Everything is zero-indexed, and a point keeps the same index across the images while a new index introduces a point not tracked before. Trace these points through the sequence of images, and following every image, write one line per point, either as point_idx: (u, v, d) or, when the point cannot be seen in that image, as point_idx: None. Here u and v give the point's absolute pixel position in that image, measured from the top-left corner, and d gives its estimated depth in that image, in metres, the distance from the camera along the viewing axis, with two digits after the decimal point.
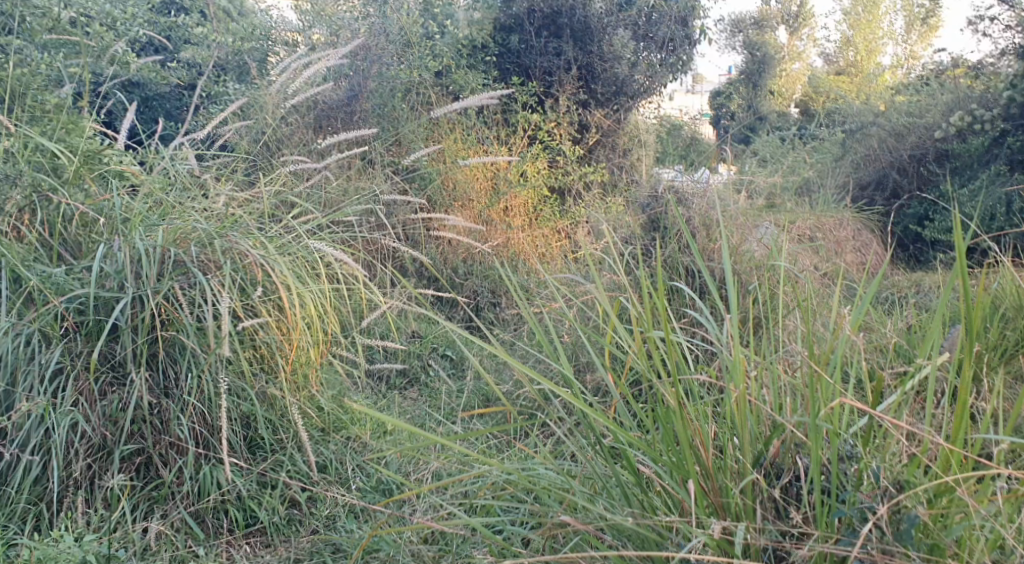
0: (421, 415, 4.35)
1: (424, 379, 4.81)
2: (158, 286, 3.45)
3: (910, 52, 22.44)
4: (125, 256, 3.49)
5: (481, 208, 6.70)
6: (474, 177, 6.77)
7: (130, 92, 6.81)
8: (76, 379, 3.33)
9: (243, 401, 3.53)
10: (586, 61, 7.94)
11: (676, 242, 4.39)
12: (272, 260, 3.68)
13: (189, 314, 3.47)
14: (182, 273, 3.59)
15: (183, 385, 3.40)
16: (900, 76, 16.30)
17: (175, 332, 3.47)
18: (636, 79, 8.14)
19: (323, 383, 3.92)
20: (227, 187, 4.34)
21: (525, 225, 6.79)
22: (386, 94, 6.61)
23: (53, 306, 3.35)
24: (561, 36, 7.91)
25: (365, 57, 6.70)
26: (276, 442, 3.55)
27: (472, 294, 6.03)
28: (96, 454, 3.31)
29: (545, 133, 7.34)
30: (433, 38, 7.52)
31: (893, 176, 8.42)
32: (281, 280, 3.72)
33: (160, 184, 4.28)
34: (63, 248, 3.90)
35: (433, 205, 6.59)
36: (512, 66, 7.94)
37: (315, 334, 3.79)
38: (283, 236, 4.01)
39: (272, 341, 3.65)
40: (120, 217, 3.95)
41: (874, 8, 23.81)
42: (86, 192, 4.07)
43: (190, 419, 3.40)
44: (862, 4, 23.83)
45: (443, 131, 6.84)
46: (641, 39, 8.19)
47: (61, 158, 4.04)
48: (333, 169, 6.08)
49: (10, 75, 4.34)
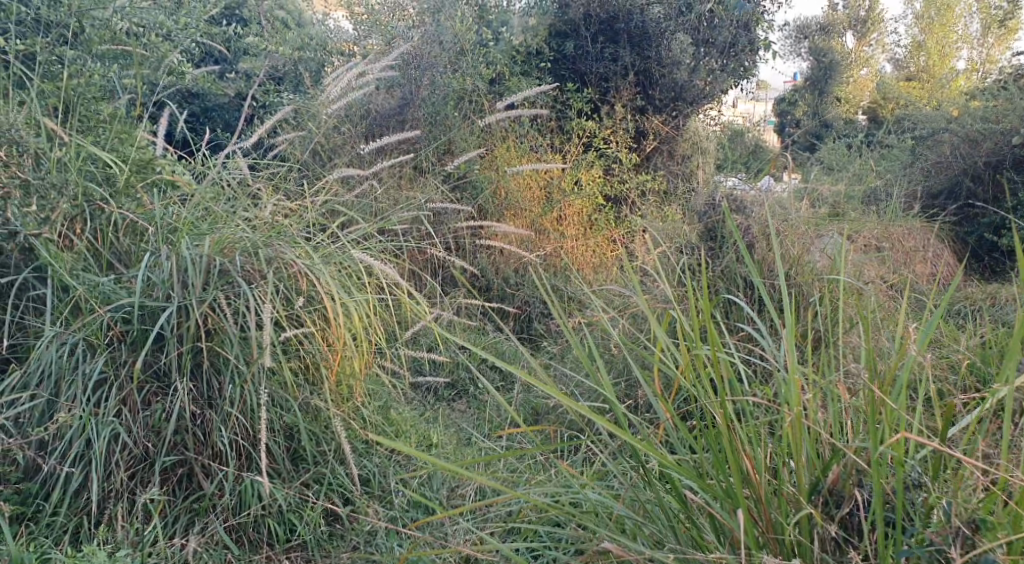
0: (467, 429, 4.28)
1: (472, 391, 4.75)
2: (203, 295, 3.42)
3: (983, 57, 21.80)
4: (171, 266, 3.47)
5: (534, 217, 6.60)
6: (527, 187, 6.65)
7: (190, 102, 6.88)
8: (120, 389, 3.32)
9: (286, 413, 3.47)
10: (644, 66, 7.80)
11: (734, 251, 4.24)
12: (317, 269, 3.65)
13: (233, 324, 3.43)
14: (227, 283, 3.55)
15: (227, 396, 3.36)
16: (973, 82, 15.84)
17: (220, 342, 3.44)
18: (695, 85, 7.97)
19: (368, 394, 3.87)
20: (276, 196, 4.32)
21: (578, 234, 6.67)
22: (438, 102, 6.56)
23: (99, 316, 3.35)
24: (618, 42, 7.79)
25: (417, 65, 6.61)
26: (319, 454, 3.49)
27: (524, 304, 5.95)
28: (138, 465, 3.29)
29: (600, 141, 7.22)
30: (488, 46, 7.47)
31: (966, 184, 8.11)
32: (325, 290, 3.67)
33: (210, 193, 4.28)
34: (112, 257, 3.92)
35: (486, 215, 6.55)
36: (567, 72, 7.84)
37: (360, 345, 3.73)
38: (329, 245, 3.97)
39: (315, 352, 3.60)
40: (169, 226, 3.96)
41: (947, 12, 23.15)
42: (136, 201, 4.08)
43: (233, 431, 3.35)
44: (934, 8, 23.30)
45: (497, 139, 6.77)
46: (700, 42, 8.01)
47: (112, 167, 4.06)
48: (385, 177, 6.06)
49: (65, 84, 4.39)
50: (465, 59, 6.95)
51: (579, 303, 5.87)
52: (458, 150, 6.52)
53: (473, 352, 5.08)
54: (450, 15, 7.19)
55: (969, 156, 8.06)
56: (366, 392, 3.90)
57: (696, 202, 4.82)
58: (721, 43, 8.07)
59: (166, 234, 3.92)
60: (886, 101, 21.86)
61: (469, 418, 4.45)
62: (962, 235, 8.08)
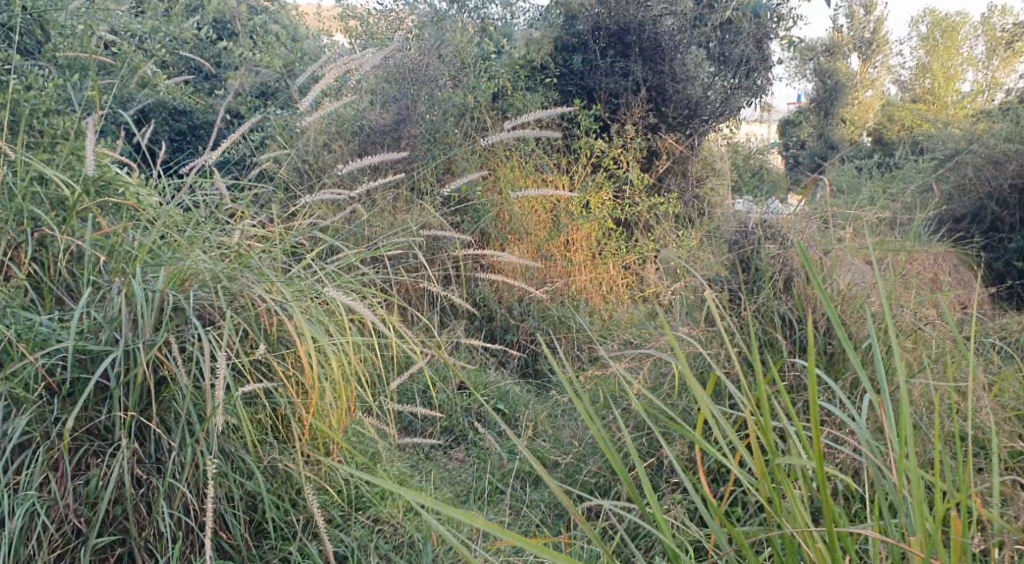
0: (467, 484, 3.89)
1: (472, 437, 4.34)
2: (153, 337, 2.96)
3: (989, 80, 21.29)
4: (119, 304, 2.99)
5: (541, 244, 6.13)
6: (532, 210, 6.20)
7: (177, 121, 6.43)
8: (49, 452, 2.83)
9: (247, 479, 2.96)
10: (657, 82, 7.30)
11: (768, 286, 3.73)
12: (289, 307, 3.14)
13: (185, 372, 2.94)
14: (183, 324, 3.07)
15: (177, 459, 2.87)
16: (982, 103, 15.33)
17: (171, 394, 2.95)
18: (711, 101, 7.54)
19: (352, 449, 3.41)
20: (249, 221, 3.85)
21: (587, 262, 6.20)
22: (438, 120, 6.08)
23: (27, 365, 2.86)
24: (630, 55, 7.28)
25: (414, 79, 6.08)
26: (287, 527, 3.00)
27: (529, 337, 5.56)
28: (66, 544, 2.79)
29: (611, 161, 6.76)
30: (491, 59, 7.02)
31: (991, 208, 7.56)
32: (299, 331, 3.18)
33: (176, 218, 3.80)
34: (60, 291, 3.44)
35: (488, 240, 6.09)
36: (575, 88, 7.33)
37: (339, 395, 3.24)
38: (305, 277, 3.46)
39: (285, 405, 3.10)
40: (126, 256, 3.49)
41: (953, 33, 22.68)
42: (88, 226, 3.61)
43: (180, 502, 2.85)
44: (939, 30, 22.96)
45: (500, 158, 6.28)
46: (713, 59, 7.59)
47: (61, 188, 3.58)
48: (374, 200, 5.46)
49: (15, 95, 3.91)
50: (466, 73, 6.48)
51: (589, 339, 5.40)
52: (459, 170, 6.10)
53: (473, 393, 4.67)
54: (449, 28, 6.74)
55: (994, 180, 7.53)
56: (348, 445, 3.40)
57: (721, 228, 4.30)
58: (738, 59, 7.60)
59: (124, 265, 3.44)
60: (893, 123, 21.44)
61: (470, 471, 4.03)
62: (989, 263, 7.52)
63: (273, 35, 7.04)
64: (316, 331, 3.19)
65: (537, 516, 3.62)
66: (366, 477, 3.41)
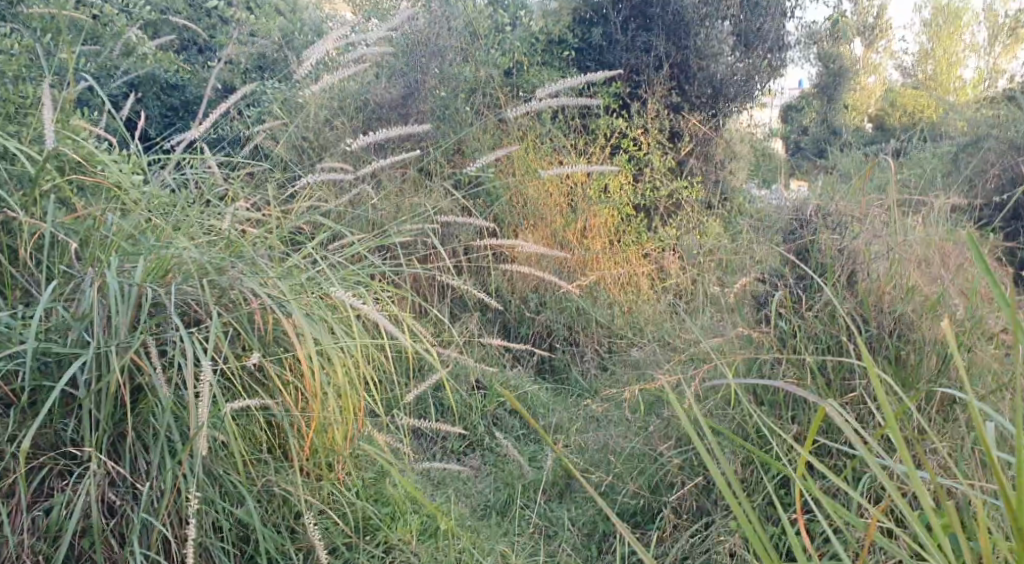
0: (486, 497, 3.53)
1: (489, 444, 4.01)
2: (128, 340, 2.56)
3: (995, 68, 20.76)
4: (90, 300, 2.60)
5: (558, 230, 5.71)
6: (548, 192, 5.76)
7: (170, 97, 6.03)
8: (7, 474, 2.44)
9: (238, 507, 2.55)
10: (680, 58, 6.84)
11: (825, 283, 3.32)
12: (286, 304, 2.73)
13: (164, 381, 2.53)
14: (163, 323, 2.66)
15: (154, 485, 2.46)
16: (988, 89, 14.85)
17: (148, 407, 2.55)
18: (737, 79, 7.04)
19: (358, 464, 3.01)
20: (243, 205, 3.44)
21: (606, 250, 5.85)
22: (448, 96, 5.63)
23: None
24: (651, 29, 6.83)
25: (424, 52, 5.66)
26: (283, 559, 2.60)
27: (545, 330, 5.24)
28: None
29: (631, 141, 6.35)
30: (504, 32, 6.59)
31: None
32: (298, 332, 2.77)
33: (164, 200, 3.40)
34: (27, 282, 3.03)
35: (501, 225, 5.68)
36: (592, 64, 6.91)
37: (344, 404, 2.83)
38: (307, 269, 3.06)
39: (280, 419, 2.70)
40: (102, 243, 3.07)
41: (956, 19, 22.08)
42: (60, 208, 3.19)
43: (158, 534, 2.46)
44: (941, 16, 22.34)
45: (514, 138, 5.82)
46: (742, 36, 7.07)
47: (30, 165, 3.16)
48: (383, 181, 5.08)
49: None
50: (477, 46, 6.03)
51: (611, 337, 5.23)
52: (470, 150, 5.66)
53: (488, 395, 4.31)
54: None
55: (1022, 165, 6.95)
56: (354, 460, 2.99)
57: (768, 215, 3.85)
58: (765, 34, 7.09)
59: (98, 253, 3.03)
60: (897, 110, 20.93)
61: (487, 484, 3.63)
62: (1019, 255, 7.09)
63: (272, 4, 6.54)
64: (318, 332, 2.77)
65: (567, 542, 3.19)
66: (374, 497, 2.98)
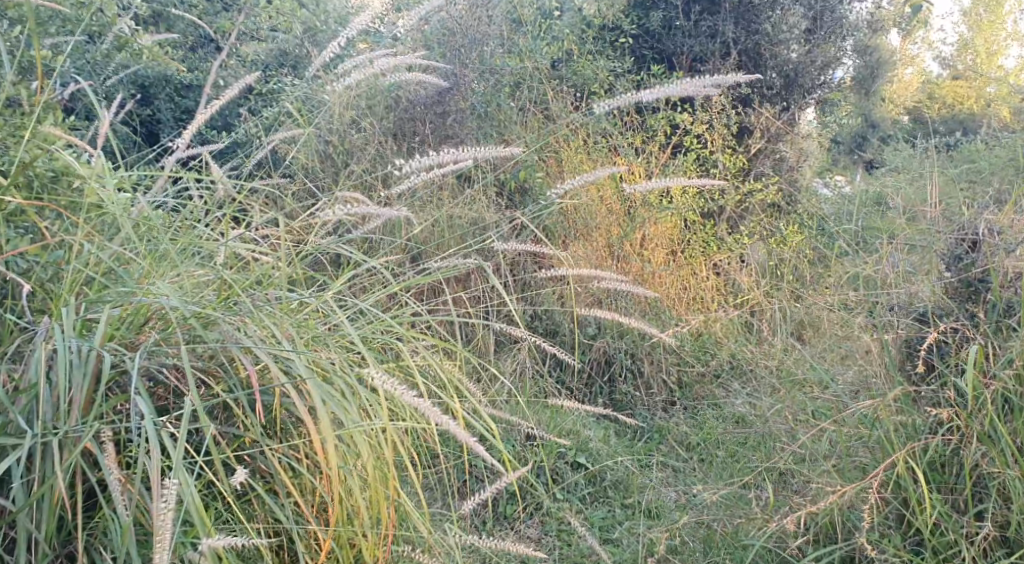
0: None
1: (550, 508, 3.34)
2: (79, 427, 1.89)
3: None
4: (31, 370, 1.94)
5: (615, 241, 4.96)
6: (602, 199, 5.03)
7: (179, 99, 5.38)
8: None
9: None
10: (750, 44, 6.06)
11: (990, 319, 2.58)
12: (292, 373, 2.02)
13: (124, 487, 1.85)
14: (127, 401, 1.97)
15: None
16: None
17: (105, 519, 1.87)
18: (814, 65, 6.28)
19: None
20: (248, 230, 2.75)
21: (669, 261, 5.13)
22: (491, 90, 4.90)
23: None
24: (717, 12, 6.05)
25: (464, 40, 4.97)
26: None
27: (604, 360, 4.53)
28: None
29: (694, 138, 5.60)
30: (551, 18, 5.83)
31: None
32: (308, 413, 2.06)
33: (150, 222, 2.71)
34: None
35: (550, 236, 4.97)
36: (650, 52, 6.17)
37: (374, 504, 2.14)
38: (326, 317, 2.36)
39: (286, 531, 2.01)
40: (68, 281, 2.39)
41: None
42: (19, 235, 2.51)
43: None
44: None
45: (564, 137, 5.09)
46: (814, 20, 6.24)
47: None
48: (419, 191, 4.39)
49: None
50: (522, 33, 5.29)
51: (679, 366, 4.53)
52: (516, 152, 4.93)
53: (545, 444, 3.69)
54: None
55: None
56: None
57: (905, 231, 3.06)
58: (842, 15, 6.28)
59: (65, 294, 2.36)
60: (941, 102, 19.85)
61: None
62: None
63: None
64: (337, 410, 2.06)
65: None
66: None
